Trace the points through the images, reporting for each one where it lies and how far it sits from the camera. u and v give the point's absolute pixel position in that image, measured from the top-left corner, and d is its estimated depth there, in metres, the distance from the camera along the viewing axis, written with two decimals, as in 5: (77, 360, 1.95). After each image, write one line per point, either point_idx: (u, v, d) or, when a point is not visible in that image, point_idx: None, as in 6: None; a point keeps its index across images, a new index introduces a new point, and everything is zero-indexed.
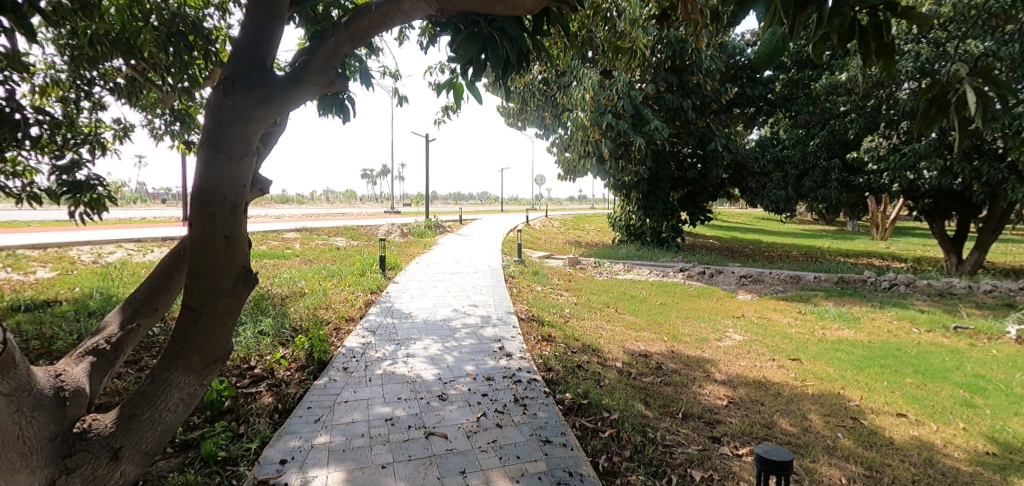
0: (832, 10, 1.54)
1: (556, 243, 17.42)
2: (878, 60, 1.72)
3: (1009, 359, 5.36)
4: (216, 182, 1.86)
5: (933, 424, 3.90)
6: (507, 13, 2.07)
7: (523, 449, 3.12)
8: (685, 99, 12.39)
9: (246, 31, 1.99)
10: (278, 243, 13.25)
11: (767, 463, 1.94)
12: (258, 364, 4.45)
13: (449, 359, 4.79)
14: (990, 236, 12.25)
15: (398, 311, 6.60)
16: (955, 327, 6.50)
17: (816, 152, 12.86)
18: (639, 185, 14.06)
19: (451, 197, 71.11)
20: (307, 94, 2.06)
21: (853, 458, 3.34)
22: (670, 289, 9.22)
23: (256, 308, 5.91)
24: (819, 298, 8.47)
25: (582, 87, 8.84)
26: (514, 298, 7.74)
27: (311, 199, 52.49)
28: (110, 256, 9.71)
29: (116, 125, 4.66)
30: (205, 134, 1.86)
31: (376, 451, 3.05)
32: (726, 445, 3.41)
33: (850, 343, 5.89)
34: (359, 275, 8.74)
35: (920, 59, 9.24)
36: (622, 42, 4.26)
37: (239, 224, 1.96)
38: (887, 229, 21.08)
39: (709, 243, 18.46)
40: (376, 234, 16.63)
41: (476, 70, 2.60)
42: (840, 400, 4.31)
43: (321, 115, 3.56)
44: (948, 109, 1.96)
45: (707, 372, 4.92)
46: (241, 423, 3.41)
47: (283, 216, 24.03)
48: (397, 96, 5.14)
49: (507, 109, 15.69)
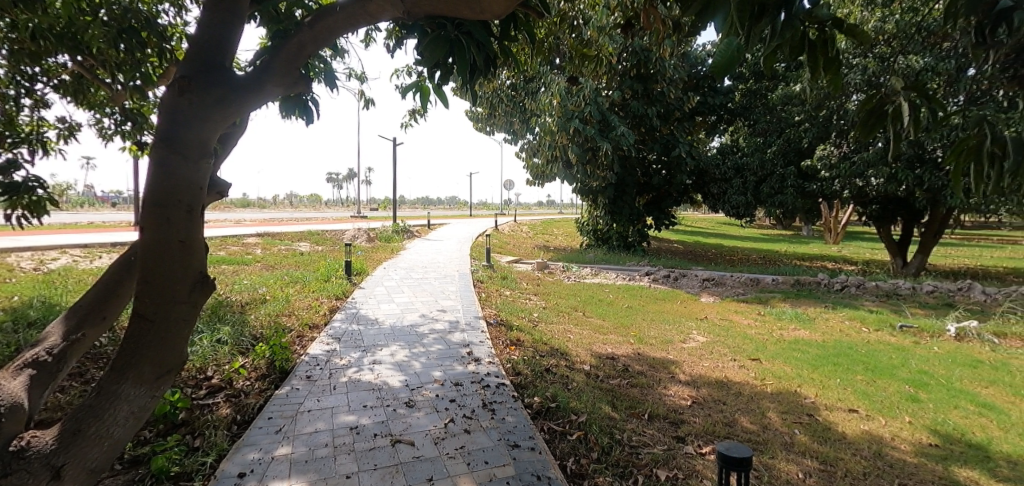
0: (784, 25, 1.67)
1: (524, 247, 17.58)
2: (826, 74, 1.82)
3: (949, 356, 5.69)
4: (171, 183, 1.79)
5: (882, 418, 4.10)
6: (474, 16, 2.09)
7: (491, 455, 3.11)
8: (650, 107, 12.75)
9: (204, 28, 1.92)
10: (238, 249, 12.79)
11: (727, 459, 2.00)
12: (216, 374, 4.27)
13: (417, 365, 4.73)
14: (932, 240, 12.95)
15: (365, 317, 6.49)
16: (901, 325, 6.87)
17: (773, 159, 13.39)
18: (605, 190, 14.31)
19: (421, 202, 70.75)
20: (269, 94, 2.02)
21: (809, 453, 3.48)
22: (636, 292, 9.43)
23: (214, 315, 5.68)
24: (776, 300, 8.78)
25: (550, 91, 8.80)
26: (482, 303, 7.68)
27: (275, 203, 51.19)
28: (53, 263, 9.16)
29: (60, 124, 4.42)
30: (159, 135, 1.78)
31: (340, 460, 2.97)
32: (690, 445, 3.49)
33: (806, 343, 6.14)
34: (323, 281, 8.55)
35: (866, 73, 9.73)
36: (588, 50, 4.32)
37: (196, 227, 1.88)
38: (839, 233, 22.16)
39: (674, 247, 18.93)
40: (342, 239, 16.38)
41: (443, 73, 2.58)
42: (797, 397, 4.48)
43: (284, 117, 3.46)
44: (886, 120, 2.06)
45: (671, 373, 5.04)
46: (196, 436, 3.26)
47: (246, 221, 23.02)
48: (364, 99, 5.06)
49: (476, 114, 15.71)
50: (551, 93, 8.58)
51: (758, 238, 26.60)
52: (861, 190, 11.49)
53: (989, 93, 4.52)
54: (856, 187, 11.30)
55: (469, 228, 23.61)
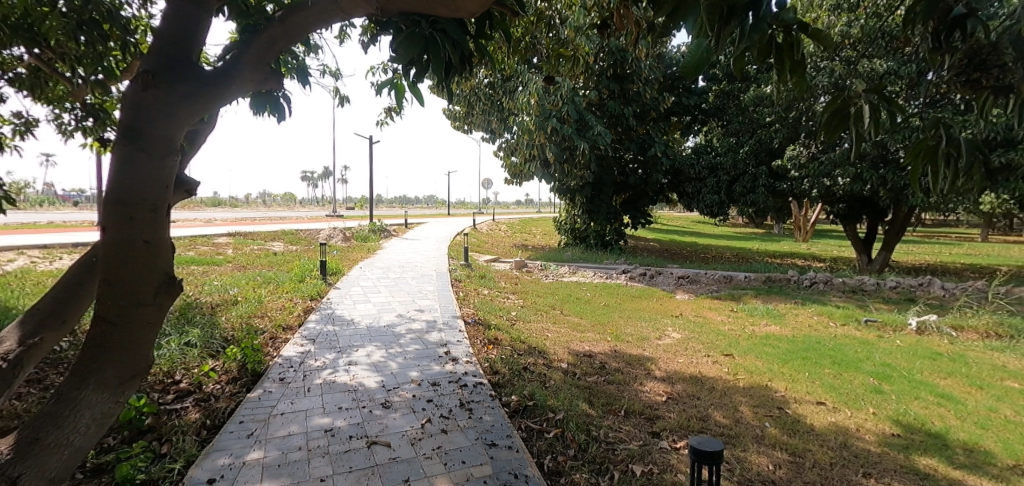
0: (752, 28, 1.71)
1: (503, 246, 17.58)
2: (793, 76, 1.87)
3: (911, 348, 5.93)
4: (133, 183, 1.72)
5: (848, 410, 4.24)
6: (449, 14, 2.07)
7: (469, 454, 3.10)
8: (626, 106, 12.89)
9: (169, 20, 1.85)
10: (208, 249, 12.44)
11: (700, 453, 2.04)
12: (184, 378, 4.14)
13: (393, 365, 4.69)
14: (895, 237, 13.43)
15: (340, 318, 6.39)
16: (866, 320, 7.12)
17: (745, 159, 13.68)
18: (583, 189, 14.42)
19: (399, 201, 70.04)
20: (239, 90, 1.96)
21: (779, 445, 3.58)
22: (613, 290, 9.53)
23: (182, 318, 5.51)
24: (749, 297, 8.99)
25: (527, 90, 8.81)
26: (460, 302, 7.65)
27: (248, 202, 49.96)
28: (9, 265, 8.75)
29: (16, 119, 4.23)
30: (121, 131, 1.72)
31: (315, 464, 2.93)
32: (665, 440, 3.55)
33: (777, 338, 6.30)
34: (298, 281, 8.39)
35: (833, 75, 10.03)
36: (565, 49, 4.34)
37: (161, 228, 1.82)
38: (808, 231, 22.82)
39: (651, 245, 19.20)
40: (317, 239, 16.09)
41: (418, 70, 2.55)
42: (768, 391, 4.60)
43: (256, 114, 3.38)
44: (849, 121, 2.12)
45: (647, 369, 5.11)
46: (163, 442, 3.16)
47: (216, 221, 22.37)
48: (338, 96, 4.98)
49: (453, 112, 15.63)
50: (529, 92, 8.59)
51: (732, 236, 27.19)
52: (829, 189, 11.86)
53: (948, 97, 4.71)
54: (824, 186, 11.66)
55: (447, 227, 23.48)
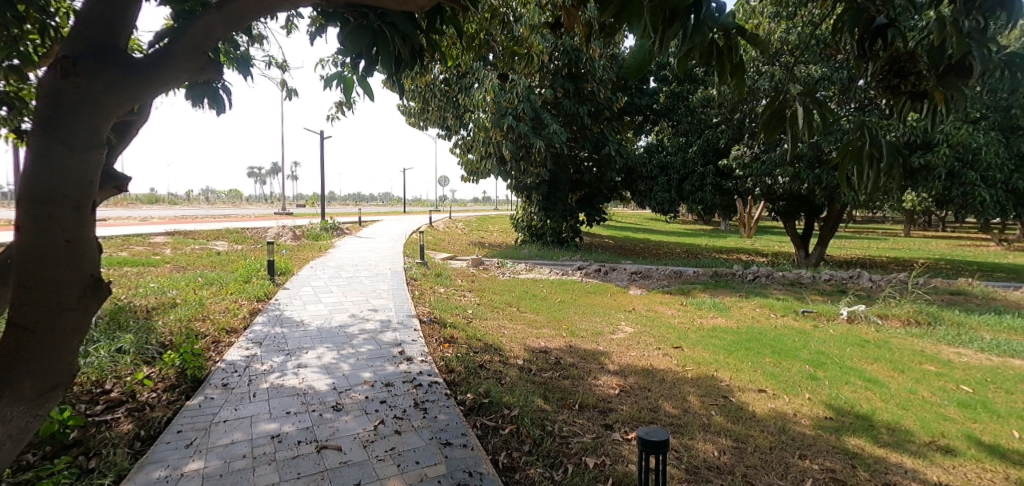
0: (693, 29, 1.76)
1: (460, 244, 17.47)
2: (732, 78, 1.95)
3: (842, 336, 6.35)
4: (51, 178, 1.58)
5: (786, 396, 4.49)
6: (400, 6, 2.09)
7: (423, 454, 3.06)
8: (581, 105, 13.09)
9: (92, 3, 1.71)
10: (143, 249, 11.69)
11: (647, 443, 2.10)
12: (115, 387, 3.87)
13: (345, 367, 4.57)
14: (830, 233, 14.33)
15: (288, 320, 6.15)
16: (803, 310, 7.58)
17: (694, 158, 14.22)
18: (540, 187, 14.54)
19: (354, 199, 68.29)
20: (174, 80, 1.84)
21: (723, 432, 3.75)
22: (569, 286, 9.67)
23: (113, 322, 5.15)
24: (697, 291, 9.36)
25: (482, 87, 8.79)
26: (416, 301, 7.55)
27: (189, 199, 47.28)
28: None
29: None
30: (37, 121, 1.58)
31: (260, 472, 2.81)
32: (618, 431, 3.64)
33: (723, 330, 6.60)
34: (243, 282, 8.02)
35: (774, 79, 10.56)
36: (519, 47, 4.35)
37: (86, 227, 1.69)
38: (753, 227, 23.99)
39: (605, 242, 19.62)
40: (264, 237, 15.44)
41: (367, 63, 2.48)
42: (714, 381, 4.81)
43: (195, 105, 3.16)
44: (784, 123, 2.21)
45: (601, 363, 5.22)
46: (92, 456, 2.95)
47: (151, 219, 21.01)
48: (285, 89, 4.80)
49: (408, 108, 15.37)
50: (484, 89, 8.57)
51: (683, 233, 28.19)
52: (771, 188, 12.50)
53: None
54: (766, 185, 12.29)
55: (404, 224, 23.10)
